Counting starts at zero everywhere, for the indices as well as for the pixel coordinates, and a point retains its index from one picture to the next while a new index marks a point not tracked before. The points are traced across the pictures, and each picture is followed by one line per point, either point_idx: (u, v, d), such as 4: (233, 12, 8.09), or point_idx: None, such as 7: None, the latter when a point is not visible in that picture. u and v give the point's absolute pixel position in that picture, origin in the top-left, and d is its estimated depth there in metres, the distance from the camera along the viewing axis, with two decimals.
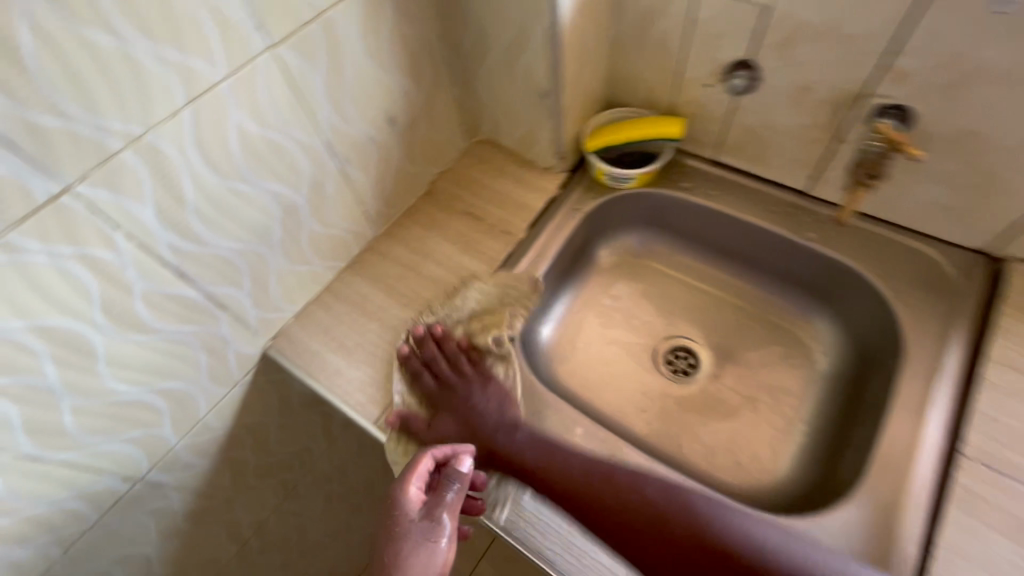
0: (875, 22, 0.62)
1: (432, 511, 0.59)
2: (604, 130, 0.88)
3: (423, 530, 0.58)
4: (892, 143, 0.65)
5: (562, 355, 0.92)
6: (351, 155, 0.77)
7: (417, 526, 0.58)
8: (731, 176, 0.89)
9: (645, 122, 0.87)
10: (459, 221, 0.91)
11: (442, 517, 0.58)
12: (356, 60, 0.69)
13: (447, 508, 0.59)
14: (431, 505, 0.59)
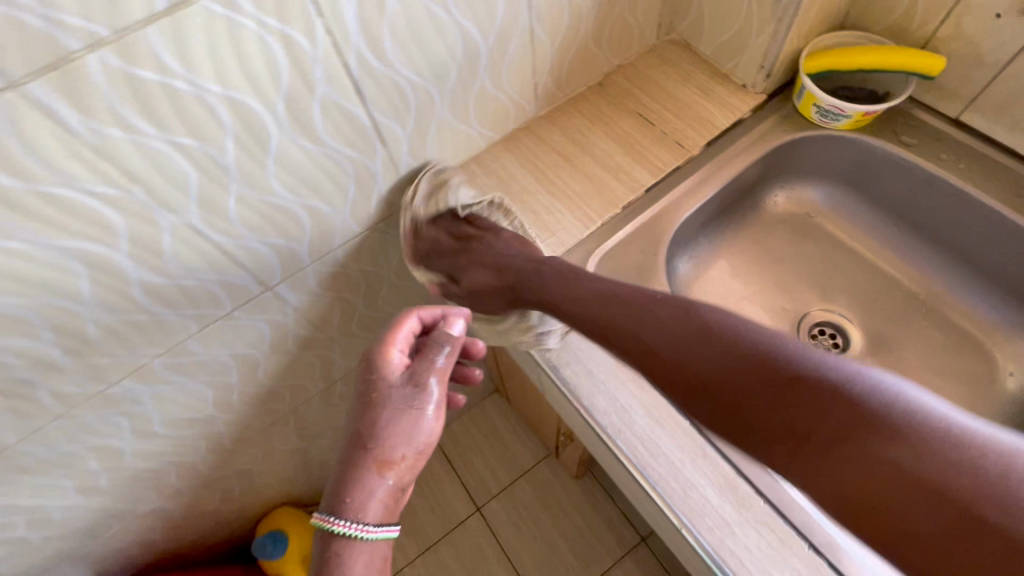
0: None
1: (417, 376, 0.62)
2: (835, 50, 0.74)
3: (408, 395, 0.60)
4: None
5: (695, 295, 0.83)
6: (547, 11, 0.69)
7: (401, 390, 0.61)
8: (970, 145, 0.74)
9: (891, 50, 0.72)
10: (628, 122, 0.82)
11: (429, 384, 0.62)
12: None
13: (434, 370, 0.63)
14: (416, 367, 0.63)
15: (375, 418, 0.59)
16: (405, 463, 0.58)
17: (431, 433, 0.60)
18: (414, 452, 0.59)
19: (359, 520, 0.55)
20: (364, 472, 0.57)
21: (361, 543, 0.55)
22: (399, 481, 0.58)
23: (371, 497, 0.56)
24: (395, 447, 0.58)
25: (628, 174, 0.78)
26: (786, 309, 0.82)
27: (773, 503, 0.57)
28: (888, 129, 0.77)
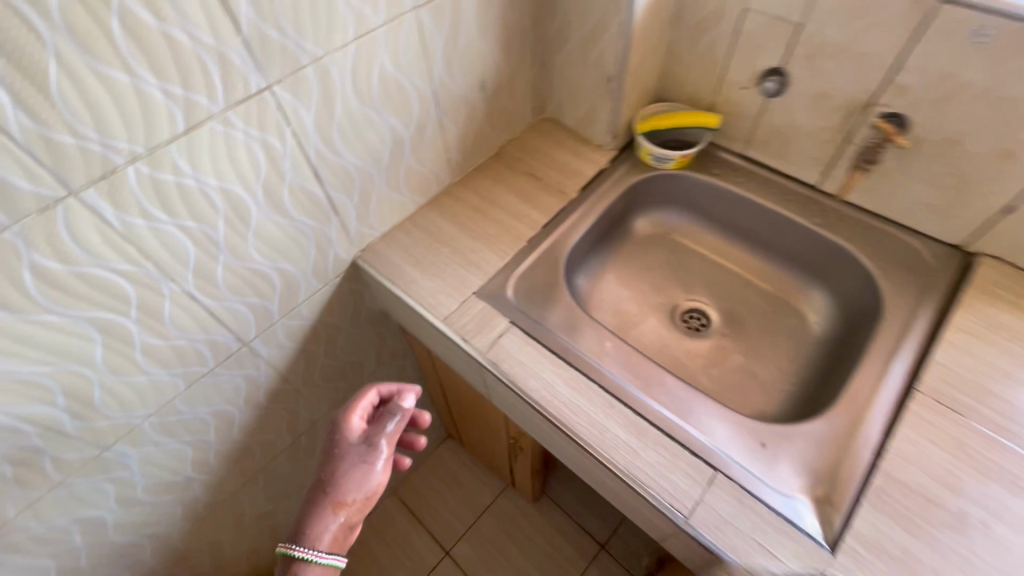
0: (881, 43, 0.78)
1: (370, 439, 0.77)
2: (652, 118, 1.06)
3: (361, 453, 0.76)
4: (887, 134, 0.83)
5: (593, 301, 1.07)
6: (448, 107, 0.95)
7: (356, 448, 0.76)
8: (755, 169, 1.06)
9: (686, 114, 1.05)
10: (522, 179, 1.08)
11: (378, 444, 0.76)
12: (469, 30, 0.88)
13: (383, 434, 0.78)
14: (370, 433, 0.78)
15: (335, 468, 0.74)
16: (355, 503, 0.71)
17: (377, 482, 0.74)
18: (362, 495, 0.72)
19: (313, 546, 0.68)
20: (322, 509, 0.71)
21: (313, 565, 0.67)
22: (347, 518, 0.71)
23: (326, 529, 0.70)
24: (348, 489, 0.72)
25: (528, 217, 1.03)
26: (662, 303, 1.08)
27: (665, 429, 0.76)
28: (702, 165, 1.08)
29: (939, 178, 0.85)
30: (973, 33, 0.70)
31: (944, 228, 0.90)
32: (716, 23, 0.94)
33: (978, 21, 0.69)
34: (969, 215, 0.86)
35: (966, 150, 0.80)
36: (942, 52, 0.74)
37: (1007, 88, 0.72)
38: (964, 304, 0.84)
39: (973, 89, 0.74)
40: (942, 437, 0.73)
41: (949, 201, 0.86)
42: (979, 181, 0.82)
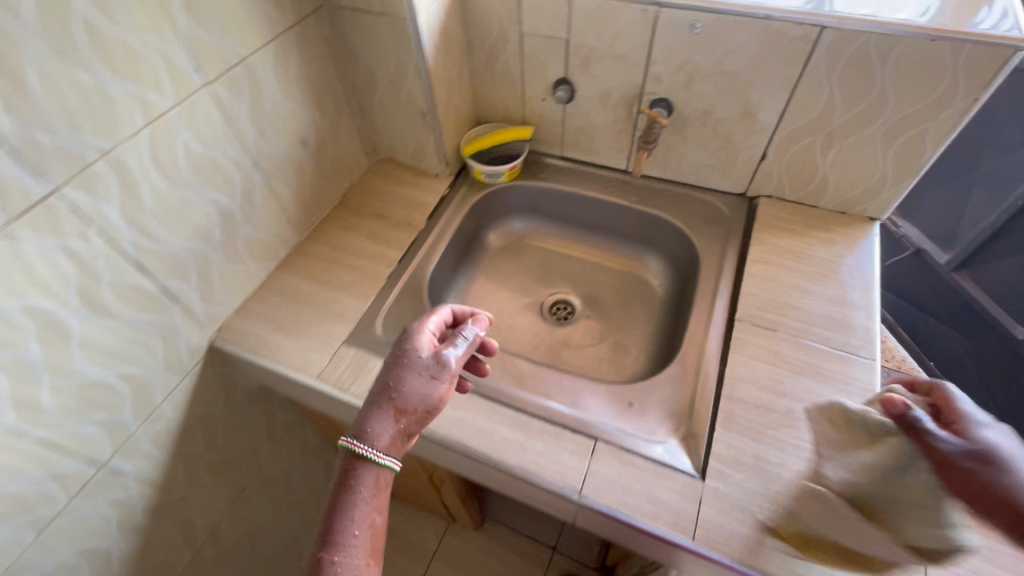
0: (632, 45, 0.93)
1: (439, 357, 0.74)
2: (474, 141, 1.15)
3: (428, 369, 0.73)
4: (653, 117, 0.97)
5: None
6: (273, 170, 0.95)
7: (423, 362, 0.73)
8: (575, 166, 1.19)
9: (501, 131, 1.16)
10: (370, 221, 1.11)
11: (447, 362, 0.74)
12: (272, 94, 0.89)
13: (454, 353, 0.75)
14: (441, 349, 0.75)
15: (399, 377, 0.72)
16: (416, 412, 0.70)
17: (441, 396, 0.72)
18: (423, 407, 0.71)
19: (373, 446, 0.67)
20: (384, 413, 0.69)
21: (372, 466, 0.66)
22: (406, 426, 0.70)
23: (384, 431, 0.68)
24: (412, 399, 0.70)
25: (383, 256, 1.06)
26: (530, 303, 1.17)
27: (546, 416, 0.81)
28: (531, 173, 1.20)
29: (709, 143, 1.02)
30: (691, 27, 0.86)
31: (727, 182, 1.08)
32: (502, 49, 1.05)
33: (690, 18, 0.85)
34: (739, 168, 1.04)
35: (719, 117, 0.97)
36: (676, 45, 0.90)
37: (728, 65, 0.89)
38: (756, 239, 1.01)
39: (707, 69, 0.91)
40: (766, 353, 0.85)
41: (723, 159, 1.04)
42: (737, 139, 0.99)
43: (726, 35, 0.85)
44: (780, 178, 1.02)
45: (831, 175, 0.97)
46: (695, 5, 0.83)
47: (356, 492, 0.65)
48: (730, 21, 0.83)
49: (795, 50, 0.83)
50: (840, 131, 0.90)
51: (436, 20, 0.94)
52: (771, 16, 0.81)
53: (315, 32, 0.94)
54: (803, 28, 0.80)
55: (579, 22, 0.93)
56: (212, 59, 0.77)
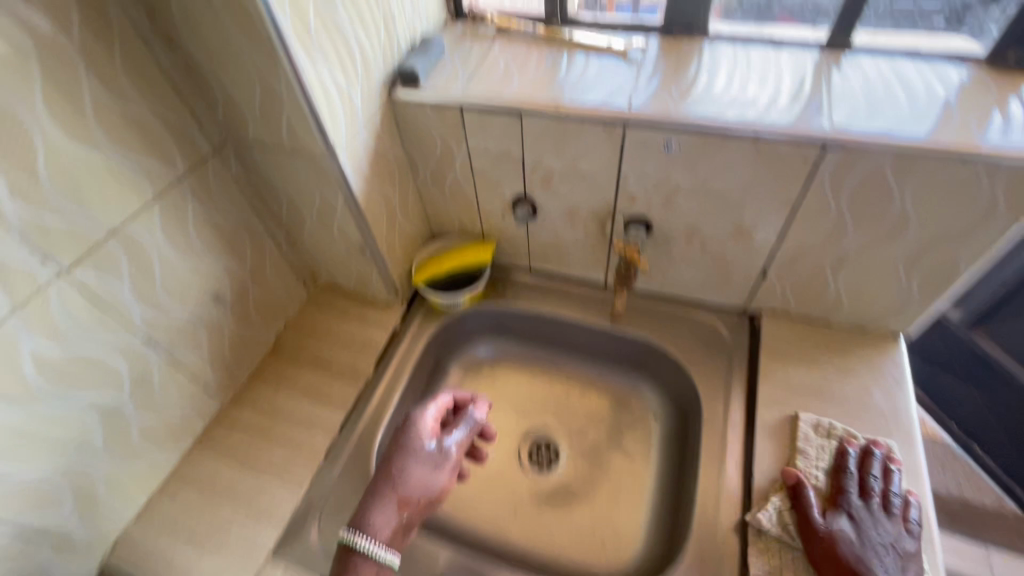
0: (598, 165, 0.78)
1: (441, 445, 0.77)
2: (426, 264, 0.99)
3: (431, 457, 0.76)
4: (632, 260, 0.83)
5: None
6: (176, 340, 0.78)
7: (427, 450, 0.76)
8: (546, 280, 1.03)
9: (456, 252, 0.99)
10: (308, 373, 0.94)
11: (449, 450, 0.77)
12: (164, 258, 0.73)
13: (454, 441, 0.79)
14: (443, 436, 0.78)
15: (400, 464, 0.73)
16: (417, 501, 0.72)
17: (443, 485, 0.75)
18: (422, 496, 0.73)
19: (373, 537, 0.67)
20: (385, 500, 0.71)
21: (371, 557, 0.67)
22: (406, 515, 0.71)
23: (385, 517, 0.70)
24: (415, 488, 0.73)
25: (322, 422, 0.88)
26: (506, 448, 0.99)
27: None
28: (495, 292, 1.04)
29: (698, 262, 0.87)
30: (666, 147, 0.72)
31: (724, 299, 0.92)
32: (449, 167, 0.90)
33: (664, 137, 0.71)
34: (736, 285, 0.88)
35: (707, 237, 0.82)
36: (649, 165, 0.75)
37: (713, 185, 0.74)
38: (763, 374, 0.85)
39: (688, 189, 0.76)
40: (792, 546, 0.69)
41: (715, 277, 0.88)
42: (730, 258, 0.84)
43: (708, 155, 0.71)
44: (784, 296, 0.87)
45: (846, 295, 0.82)
46: (668, 124, 0.69)
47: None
48: (712, 141, 0.69)
49: (793, 170, 0.69)
50: (853, 252, 0.76)
51: (365, 149, 0.79)
52: (760, 134, 0.67)
53: (220, 173, 0.78)
54: (801, 148, 0.66)
55: (533, 141, 0.79)
56: (66, 244, 0.61)
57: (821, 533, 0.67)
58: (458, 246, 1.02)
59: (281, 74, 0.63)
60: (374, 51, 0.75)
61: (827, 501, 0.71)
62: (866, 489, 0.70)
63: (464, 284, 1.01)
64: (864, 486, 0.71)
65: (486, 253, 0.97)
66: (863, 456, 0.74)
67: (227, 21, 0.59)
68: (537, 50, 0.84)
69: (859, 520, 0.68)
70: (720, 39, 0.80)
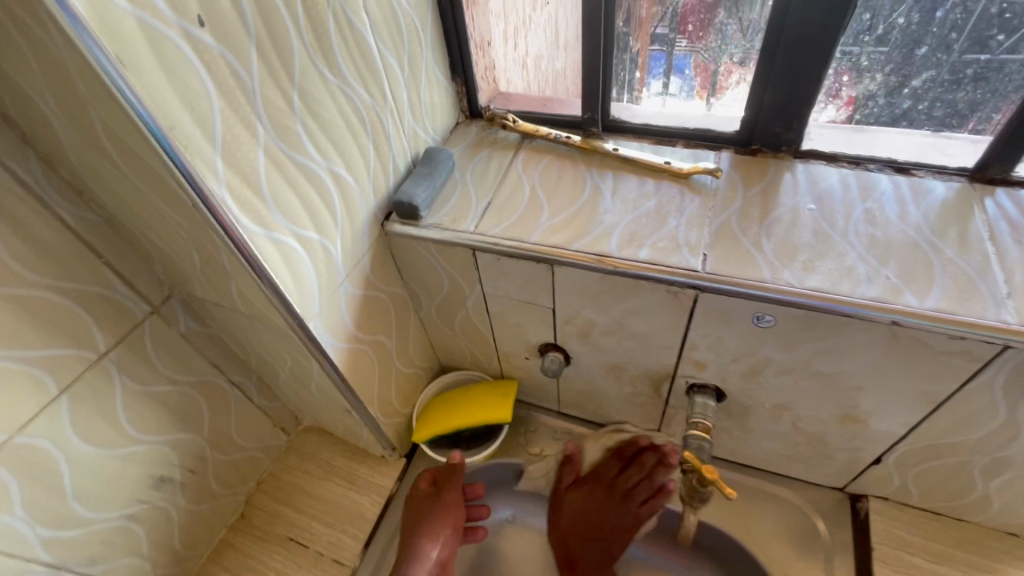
0: (656, 327, 0.58)
1: (440, 488, 0.77)
2: (432, 411, 0.80)
3: (435, 500, 0.76)
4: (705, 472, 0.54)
5: None
6: (100, 552, 0.60)
7: (430, 497, 0.77)
8: (578, 427, 0.83)
9: (472, 401, 0.79)
10: (280, 557, 0.75)
11: (449, 488, 0.77)
12: (79, 460, 0.55)
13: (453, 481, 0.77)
14: (439, 483, 0.78)
15: (415, 515, 0.76)
16: (445, 542, 0.75)
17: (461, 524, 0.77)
18: (448, 537, 0.75)
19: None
20: (421, 541, 0.73)
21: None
22: (439, 555, 0.74)
23: (422, 561, 0.72)
24: (435, 525, 0.74)
25: None
26: None
27: None
28: (517, 440, 0.84)
29: (786, 436, 0.65)
30: (755, 319, 0.52)
31: (817, 475, 0.70)
32: (460, 305, 0.71)
33: (754, 308, 0.50)
34: (837, 466, 0.66)
35: (801, 415, 0.61)
36: (727, 335, 0.55)
37: (819, 366, 0.54)
38: None
39: (780, 365, 0.56)
40: None
41: (808, 454, 0.67)
42: (833, 440, 0.62)
43: (816, 335, 0.50)
44: (903, 485, 0.64)
45: (999, 498, 0.59)
46: (762, 294, 0.49)
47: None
48: (826, 321, 0.48)
49: (947, 365, 0.48)
50: (1021, 459, 0.53)
51: (347, 302, 0.60)
52: (901, 323, 0.46)
53: (162, 335, 0.61)
54: (968, 343, 0.45)
55: (567, 293, 0.59)
56: None
57: (559, 514, 0.81)
58: (477, 389, 0.82)
59: (217, 244, 0.45)
60: (359, 183, 0.57)
61: (589, 481, 0.81)
62: (618, 483, 0.79)
63: (481, 435, 0.82)
64: (759, 510, 0.72)
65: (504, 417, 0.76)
66: (630, 450, 0.79)
67: (139, 182, 0.42)
68: (572, 165, 0.65)
69: (598, 502, 0.80)
70: (815, 156, 0.59)
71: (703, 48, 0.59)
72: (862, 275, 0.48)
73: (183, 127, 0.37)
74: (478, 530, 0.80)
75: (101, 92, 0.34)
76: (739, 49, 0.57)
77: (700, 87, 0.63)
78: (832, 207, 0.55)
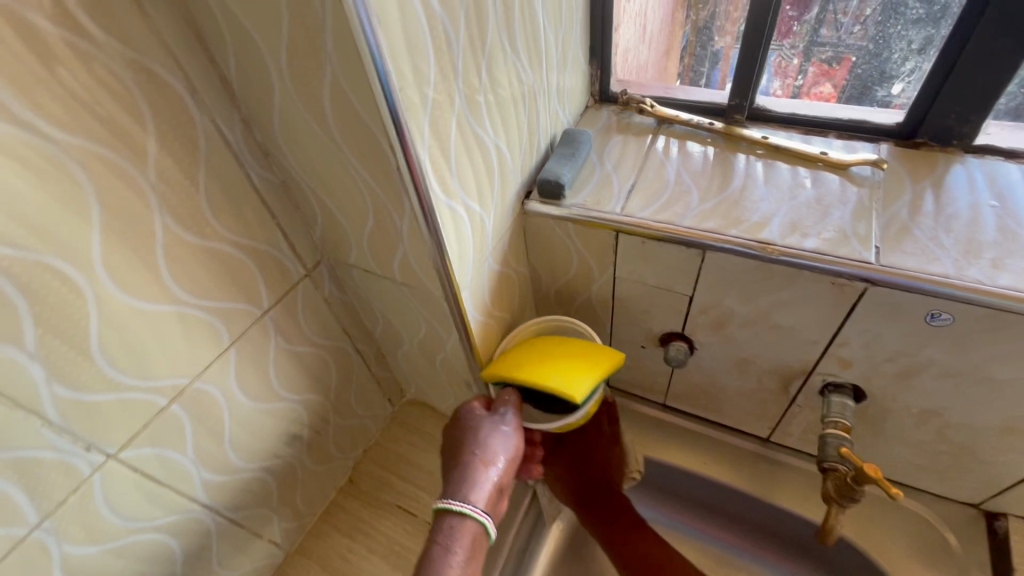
0: (806, 321, 0.57)
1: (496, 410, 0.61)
2: (514, 355, 0.67)
3: (491, 422, 0.59)
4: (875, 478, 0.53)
5: None
6: (241, 498, 0.63)
7: (484, 419, 0.60)
8: (683, 421, 0.81)
9: (557, 360, 0.63)
10: (387, 523, 0.77)
11: (506, 412, 0.60)
12: (237, 409, 0.58)
13: (510, 411, 0.60)
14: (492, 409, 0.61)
15: (464, 437, 0.58)
16: (505, 462, 0.57)
17: (523, 443, 0.59)
18: (510, 458, 0.57)
19: (469, 503, 0.52)
20: (475, 464, 0.55)
21: (469, 525, 0.51)
22: (499, 478, 0.56)
23: (478, 488, 0.54)
24: (492, 447, 0.57)
25: None
26: None
27: None
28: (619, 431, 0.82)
29: (926, 445, 0.62)
30: (929, 317, 0.49)
31: (951, 489, 0.66)
32: (584, 287, 0.71)
33: (931, 305, 0.48)
34: (980, 480, 0.63)
35: (952, 424, 0.58)
36: (890, 333, 0.53)
37: (992, 372, 0.51)
38: None
39: (945, 368, 0.53)
40: None
41: (948, 466, 0.63)
42: (984, 452, 0.59)
43: (1000, 337, 0.48)
44: None
45: None
46: (945, 291, 0.47)
47: (451, 548, 0.50)
48: (1016, 322, 0.46)
49: None
50: None
51: (488, 276, 0.61)
52: None
53: (309, 298, 0.63)
54: None
55: (712, 281, 0.58)
56: (118, 422, 0.47)
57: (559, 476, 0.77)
58: (583, 352, 0.65)
59: (404, 207, 0.46)
60: (512, 159, 0.58)
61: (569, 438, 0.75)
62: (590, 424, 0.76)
63: (561, 403, 0.67)
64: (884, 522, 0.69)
65: (569, 395, 0.58)
66: None
67: (344, 143, 0.44)
68: (716, 152, 0.64)
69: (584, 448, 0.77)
70: (992, 152, 0.56)
71: (789, 44, 0.61)
72: None
73: (408, 87, 0.39)
74: (535, 467, 0.70)
75: (346, 47, 0.35)
76: (825, 44, 0.61)
77: (779, 83, 0.65)
78: (1015, 205, 0.52)
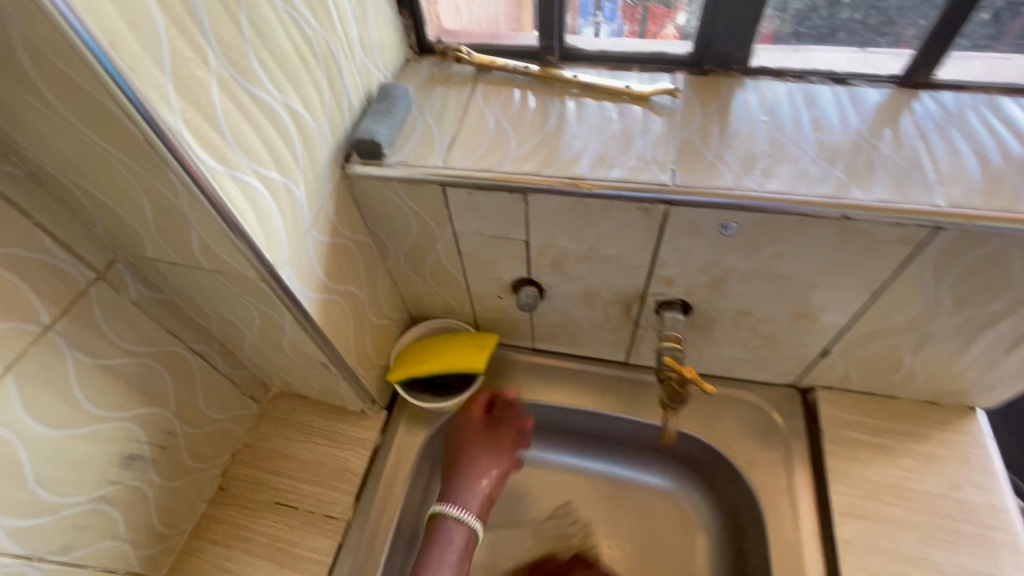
0: (627, 248, 0.60)
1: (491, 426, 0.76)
2: (406, 354, 0.80)
3: (488, 441, 0.75)
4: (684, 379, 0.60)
5: None
6: (75, 538, 0.57)
7: (486, 439, 0.75)
8: (554, 361, 0.85)
9: (453, 350, 0.79)
10: (267, 522, 0.73)
11: (501, 431, 0.76)
12: (40, 443, 0.51)
13: (506, 424, 0.77)
14: (490, 422, 0.77)
15: (465, 450, 0.74)
16: (497, 478, 0.74)
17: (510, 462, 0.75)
18: (499, 472, 0.74)
19: (463, 511, 0.70)
20: (473, 476, 0.73)
21: (462, 528, 0.70)
22: (490, 489, 0.73)
23: (473, 495, 0.72)
24: (490, 465, 0.74)
25: None
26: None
27: None
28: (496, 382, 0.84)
29: (746, 342, 0.71)
30: (722, 228, 0.55)
31: (772, 375, 0.76)
32: (429, 248, 0.69)
33: (720, 217, 0.54)
34: (790, 363, 0.73)
35: (760, 319, 0.66)
36: (695, 247, 0.58)
37: (778, 268, 0.58)
38: (833, 471, 0.70)
39: (744, 272, 0.60)
40: None
41: (765, 356, 0.73)
42: (786, 339, 0.68)
43: (777, 237, 0.54)
44: (846, 372, 0.72)
45: (923, 371, 0.68)
46: (727, 201, 0.52)
47: (444, 544, 0.68)
48: (785, 222, 0.52)
49: (887, 253, 0.53)
50: (944, 332, 0.61)
51: (316, 251, 0.58)
52: (851, 216, 0.50)
53: (111, 303, 0.56)
54: (905, 229, 0.50)
55: (542, 222, 0.60)
56: None
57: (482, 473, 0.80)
58: (458, 336, 0.81)
59: (174, 185, 0.41)
60: (316, 122, 0.54)
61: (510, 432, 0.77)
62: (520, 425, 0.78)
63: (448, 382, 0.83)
64: (728, 414, 0.78)
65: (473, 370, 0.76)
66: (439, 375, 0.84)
67: (74, 118, 0.38)
68: (533, 95, 0.65)
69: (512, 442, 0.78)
70: (765, 73, 0.63)
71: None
72: (814, 176, 0.53)
73: (125, 44, 0.35)
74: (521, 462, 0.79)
75: (26, 2, 0.31)
76: None
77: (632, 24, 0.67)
78: (782, 119, 0.58)
